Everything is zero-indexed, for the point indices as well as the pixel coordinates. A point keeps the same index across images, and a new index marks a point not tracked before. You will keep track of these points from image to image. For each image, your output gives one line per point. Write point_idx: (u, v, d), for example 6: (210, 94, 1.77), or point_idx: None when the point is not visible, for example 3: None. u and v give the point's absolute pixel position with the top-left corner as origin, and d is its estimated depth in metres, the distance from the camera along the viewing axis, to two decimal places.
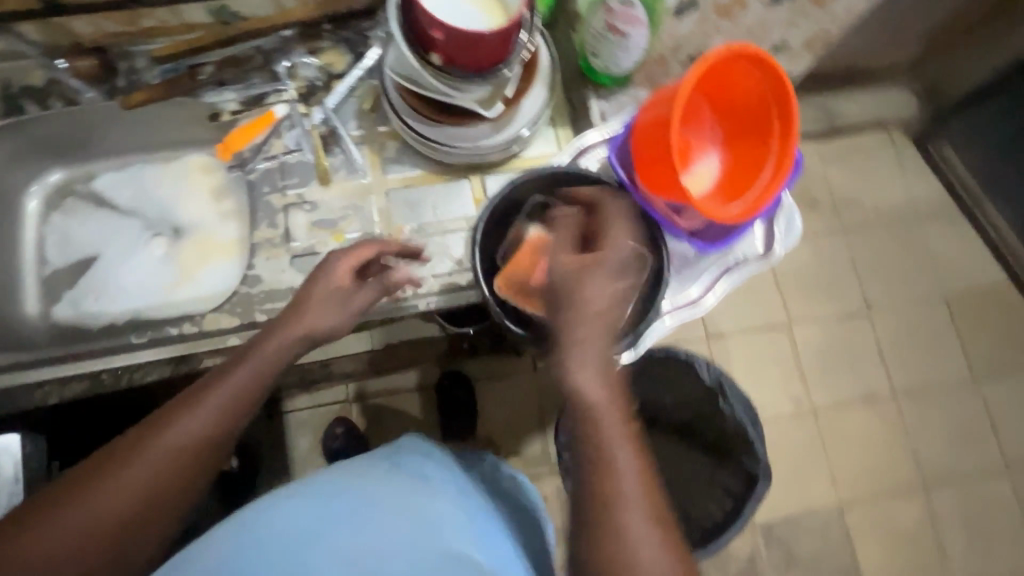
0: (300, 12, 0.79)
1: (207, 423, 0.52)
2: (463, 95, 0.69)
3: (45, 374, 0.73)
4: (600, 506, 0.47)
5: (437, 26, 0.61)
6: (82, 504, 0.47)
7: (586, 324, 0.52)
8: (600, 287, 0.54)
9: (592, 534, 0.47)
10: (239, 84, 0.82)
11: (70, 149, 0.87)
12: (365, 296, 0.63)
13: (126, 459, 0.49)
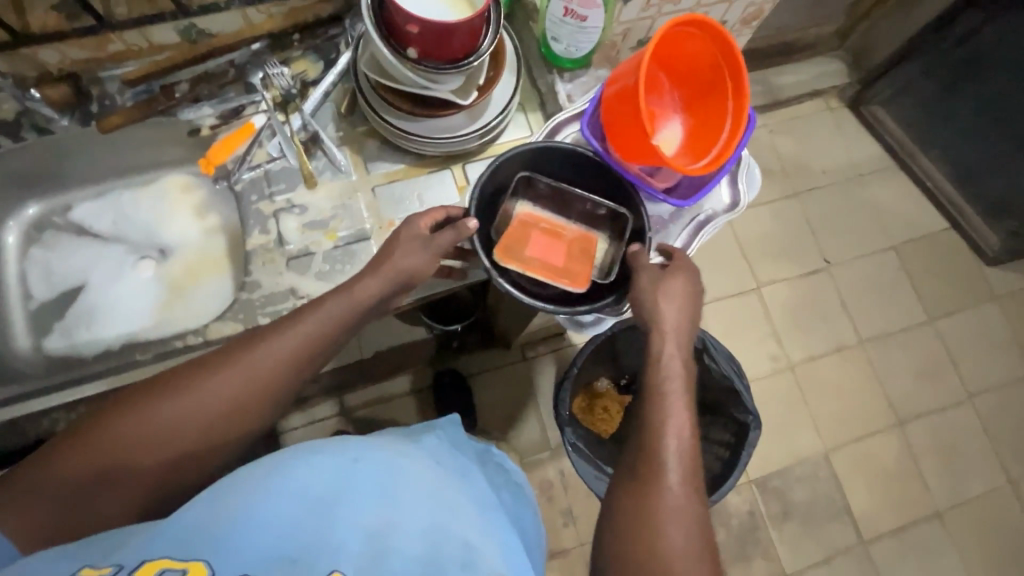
0: (267, 25, 0.83)
1: (267, 362, 0.59)
2: (439, 87, 0.73)
3: (49, 403, 0.73)
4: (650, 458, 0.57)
5: (412, 21, 0.64)
6: (154, 405, 0.55)
7: (670, 322, 0.65)
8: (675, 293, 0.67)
9: (638, 496, 0.56)
10: (215, 98, 0.83)
11: (45, 182, 0.86)
12: (423, 261, 0.67)
13: (195, 376, 0.57)
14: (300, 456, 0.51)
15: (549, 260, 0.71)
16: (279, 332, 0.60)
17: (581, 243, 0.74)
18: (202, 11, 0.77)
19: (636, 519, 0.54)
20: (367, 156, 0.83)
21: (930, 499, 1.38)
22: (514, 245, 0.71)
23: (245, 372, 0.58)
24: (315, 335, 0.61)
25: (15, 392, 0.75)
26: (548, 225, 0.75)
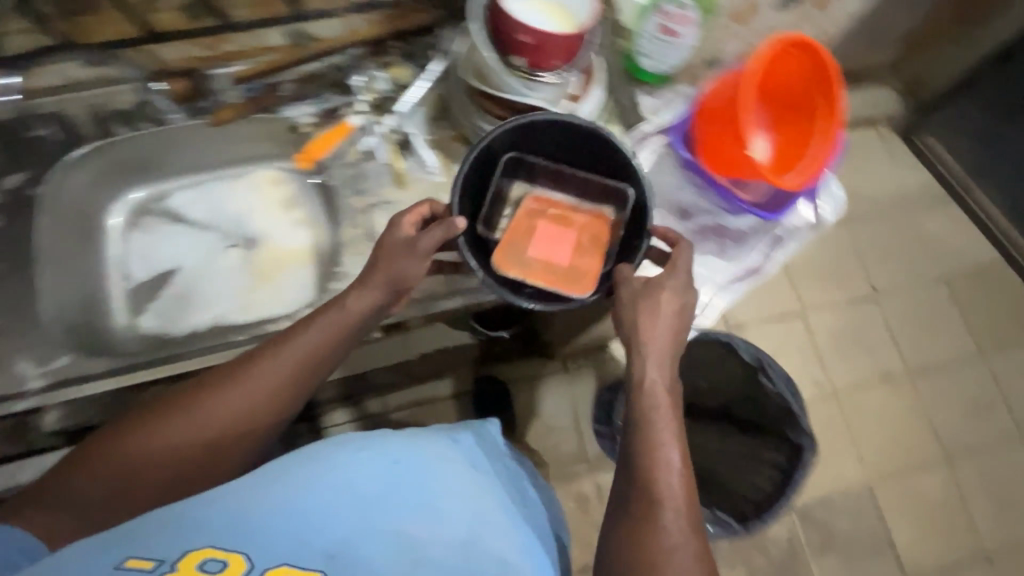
0: (372, 31, 0.85)
1: (271, 377, 0.57)
2: (535, 94, 0.75)
3: (150, 377, 0.75)
4: (646, 487, 0.55)
5: (526, 31, 0.68)
6: (153, 430, 0.53)
7: (657, 340, 0.61)
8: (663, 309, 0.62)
9: (637, 531, 0.53)
10: (316, 99, 0.89)
11: (145, 170, 0.89)
12: (414, 265, 0.63)
13: (193, 397, 0.55)
14: (326, 450, 0.51)
15: (554, 255, 0.73)
16: (278, 345, 0.58)
17: (591, 233, 0.76)
18: (313, 17, 0.82)
19: (635, 538, 0.53)
20: (455, 158, 0.87)
21: (976, 540, 1.34)
22: (518, 241, 0.74)
23: (248, 389, 0.56)
24: (314, 346, 0.59)
25: (114, 364, 0.77)
26: (555, 212, 0.78)
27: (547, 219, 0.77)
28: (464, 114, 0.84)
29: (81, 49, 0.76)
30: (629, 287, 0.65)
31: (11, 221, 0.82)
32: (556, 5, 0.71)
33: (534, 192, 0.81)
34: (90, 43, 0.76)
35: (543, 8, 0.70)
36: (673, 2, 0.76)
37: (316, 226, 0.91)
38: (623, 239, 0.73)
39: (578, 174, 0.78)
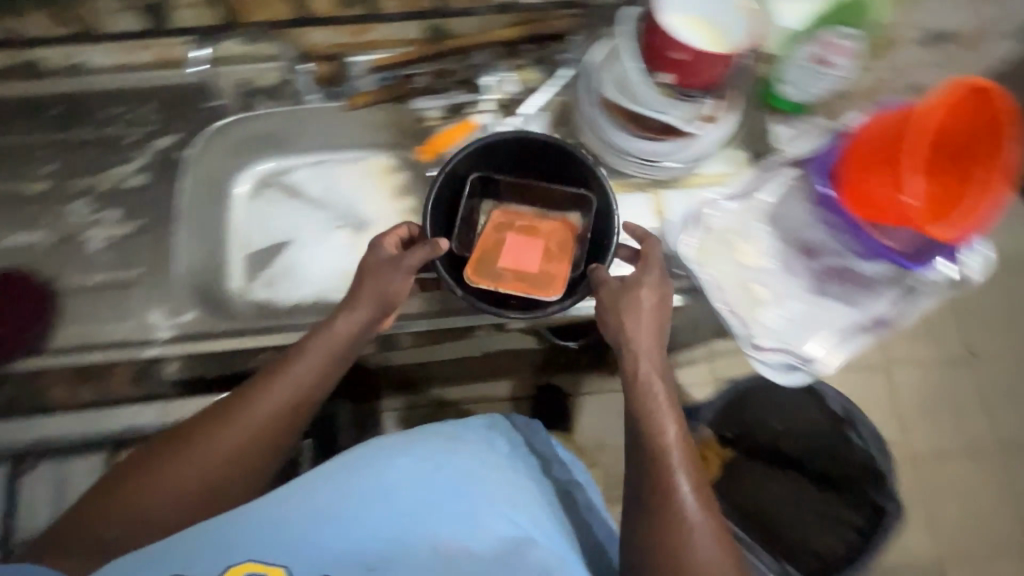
0: (507, 34, 0.86)
1: (267, 409, 0.60)
2: (671, 112, 0.75)
3: (263, 344, 0.76)
4: (659, 493, 0.60)
5: (684, 48, 0.68)
6: (158, 469, 0.57)
7: (645, 341, 0.64)
8: (643, 309, 0.64)
9: (650, 516, 0.60)
10: (444, 93, 0.89)
11: (269, 145, 0.92)
12: (398, 279, 0.65)
13: (195, 436, 0.59)
14: (352, 477, 0.58)
15: (524, 261, 0.74)
16: (277, 375, 0.62)
17: (560, 241, 0.76)
18: (458, 13, 0.82)
19: (661, 529, 0.59)
20: None
21: None
22: (489, 255, 0.75)
23: (246, 423, 0.60)
24: (310, 374, 0.62)
25: (224, 325, 0.78)
26: (526, 224, 0.78)
27: (521, 229, 0.77)
28: (589, 128, 0.83)
29: (248, 33, 0.81)
30: (609, 288, 0.66)
31: (152, 180, 0.86)
32: (709, 26, 0.69)
33: (504, 204, 0.80)
34: (247, 22, 0.79)
35: (695, 28, 0.69)
36: (835, 30, 0.72)
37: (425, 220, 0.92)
38: (592, 245, 0.73)
39: (549, 188, 0.76)
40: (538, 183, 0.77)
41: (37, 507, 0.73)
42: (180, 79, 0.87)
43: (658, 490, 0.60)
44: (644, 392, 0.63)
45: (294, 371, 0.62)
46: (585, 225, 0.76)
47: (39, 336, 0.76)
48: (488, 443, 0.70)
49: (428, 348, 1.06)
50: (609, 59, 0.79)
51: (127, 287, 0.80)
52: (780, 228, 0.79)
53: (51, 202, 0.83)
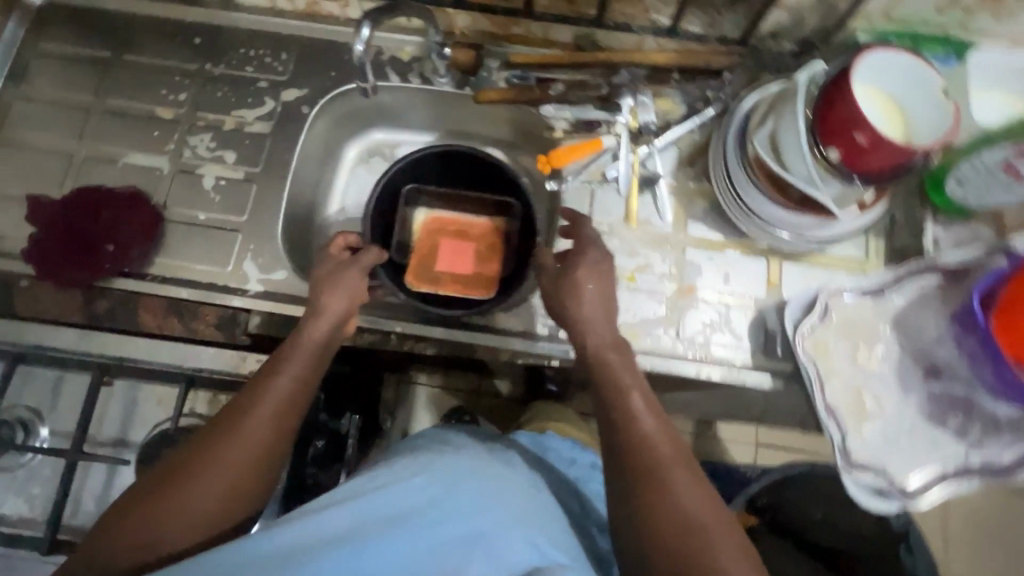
0: (659, 57, 0.81)
1: (255, 434, 0.57)
2: (824, 189, 0.67)
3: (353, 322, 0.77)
4: (643, 467, 0.55)
5: (864, 128, 0.60)
6: (137, 526, 0.51)
7: (589, 314, 0.65)
8: (586, 294, 0.66)
9: (636, 498, 0.54)
10: (576, 106, 0.83)
11: (390, 116, 0.91)
12: (356, 280, 0.70)
13: (179, 478, 0.53)
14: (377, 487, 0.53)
15: (458, 262, 0.88)
16: (257, 396, 0.59)
17: (484, 241, 0.90)
18: (615, 27, 0.80)
19: (654, 515, 0.52)
20: (692, 214, 0.81)
21: None
22: (426, 262, 0.88)
23: (235, 453, 0.56)
24: (292, 387, 0.61)
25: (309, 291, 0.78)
26: (456, 228, 0.91)
27: (450, 232, 0.91)
28: (724, 180, 0.77)
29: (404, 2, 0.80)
30: (547, 278, 0.69)
31: (270, 131, 0.84)
32: (886, 95, 0.65)
33: (430, 208, 0.91)
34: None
35: (872, 96, 0.64)
36: None
37: None
38: (514, 247, 0.88)
39: (475, 197, 0.88)
40: (465, 192, 0.89)
41: (109, 419, 0.76)
42: (324, 35, 0.86)
43: (623, 455, 0.56)
44: (598, 358, 0.63)
45: (283, 368, 0.62)
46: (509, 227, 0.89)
47: (142, 262, 0.77)
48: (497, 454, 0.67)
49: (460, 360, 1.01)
50: (775, 112, 0.70)
51: (229, 234, 0.79)
52: (906, 337, 0.71)
53: (177, 131, 0.84)
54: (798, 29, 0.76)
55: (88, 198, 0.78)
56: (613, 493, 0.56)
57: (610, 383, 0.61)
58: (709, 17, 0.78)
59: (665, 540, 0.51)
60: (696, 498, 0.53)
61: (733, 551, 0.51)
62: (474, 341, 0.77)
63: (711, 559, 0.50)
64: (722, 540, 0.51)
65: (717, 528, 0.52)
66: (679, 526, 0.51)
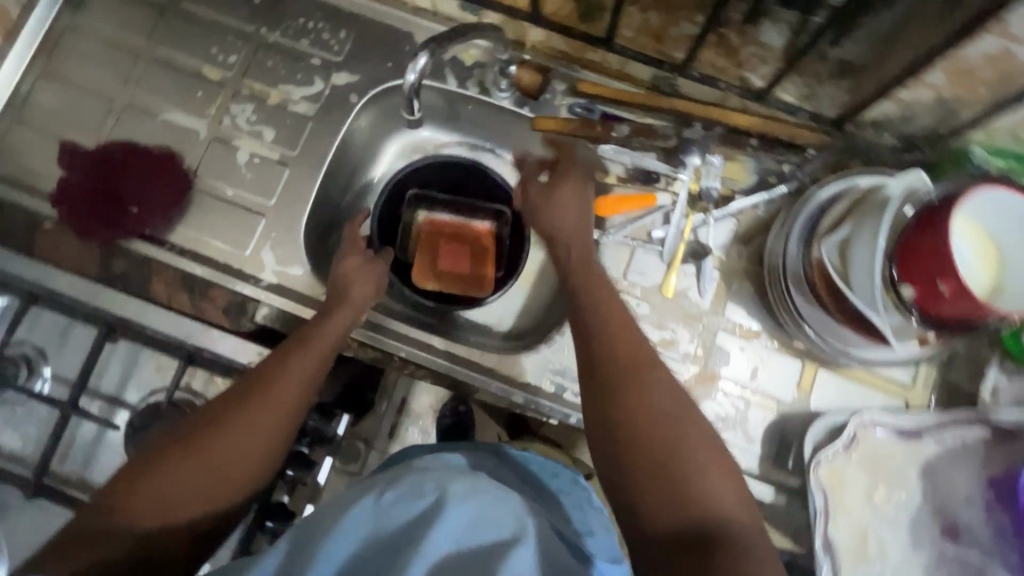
0: (740, 119, 0.73)
1: (270, 409, 0.61)
2: (885, 316, 0.60)
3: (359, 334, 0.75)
4: (606, 358, 0.57)
5: (949, 278, 0.53)
6: (153, 479, 0.55)
7: (567, 220, 0.70)
8: (567, 201, 0.72)
9: (599, 382, 0.56)
10: (638, 152, 0.77)
11: (441, 117, 0.86)
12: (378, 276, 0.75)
13: (199, 444, 0.57)
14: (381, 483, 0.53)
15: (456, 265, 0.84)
16: (276, 374, 0.63)
17: (479, 244, 0.85)
18: (697, 79, 0.73)
19: (618, 394, 0.54)
20: (734, 296, 0.75)
21: None
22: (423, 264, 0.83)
23: (248, 425, 0.59)
24: (308, 371, 0.64)
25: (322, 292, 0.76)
26: (451, 232, 0.85)
27: (446, 234, 0.85)
28: (780, 272, 0.70)
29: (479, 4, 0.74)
30: (535, 188, 0.74)
31: (314, 114, 0.80)
32: (978, 229, 0.57)
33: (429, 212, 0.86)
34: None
35: (962, 233, 0.57)
36: None
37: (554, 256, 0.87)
38: (511, 250, 0.86)
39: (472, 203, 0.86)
40: (462, 198, 0.86)
41: (108, 375, 0.77)
42: (389, 19, 0.81)
43: (600, 364, 0.57)
44: (581, 267, 0.66)
45: (300, 351, 0.65)
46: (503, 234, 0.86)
47: (162, 228, 0.76)
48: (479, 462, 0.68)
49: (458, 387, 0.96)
50: (854, 217, 0.63)
51: (253, 216, 0.77)
52: (933, 489, 0.66)
53: (220, 95, 0.80)
54: (904, 124, 0.67)
55: (121, 155, 0.77)
56: (592, 395, 0.56)
57: (587, 292, 0.64)
58: (807, 87, 0.70)
59: (642, 432, 0.52)
60: (670, 398, 0.54)
61: (705, 449, 0.52)
62: (475, 381, 0.74)
63: (685, 453, 0.51)
64: (697, 440, 0.52)
65: (692, 424, 0.53)
66: (657, 424, 0.52)
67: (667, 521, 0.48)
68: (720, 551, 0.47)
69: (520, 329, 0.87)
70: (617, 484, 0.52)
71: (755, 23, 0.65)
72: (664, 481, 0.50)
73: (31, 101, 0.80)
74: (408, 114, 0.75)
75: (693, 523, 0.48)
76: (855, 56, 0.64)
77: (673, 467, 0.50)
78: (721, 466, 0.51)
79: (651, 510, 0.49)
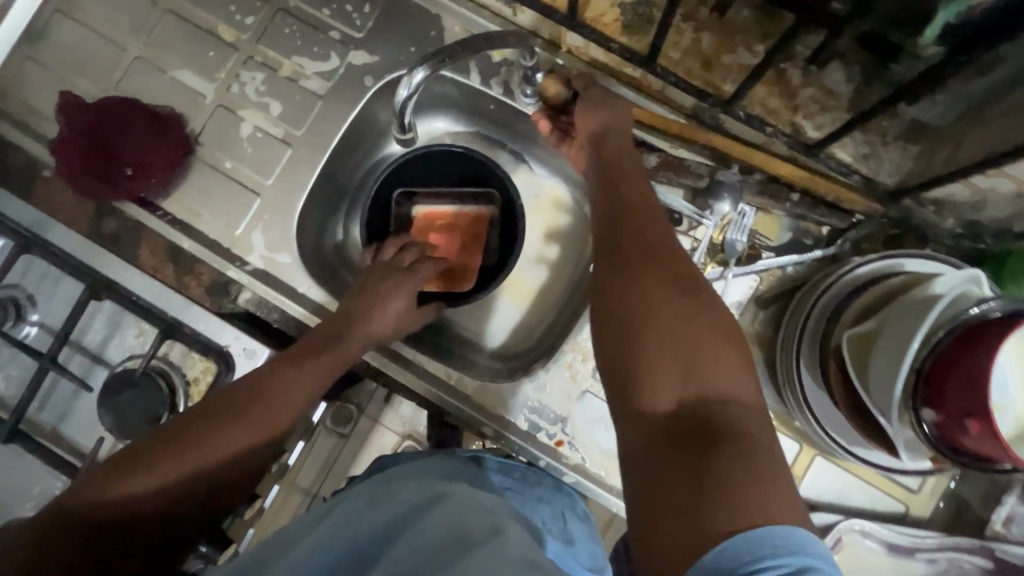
0: (785, 169, 0.65)
1: (286, 401, 0.61)
2: (897, 430, 0.53)
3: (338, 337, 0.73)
4: (624, 238, 0.49)
5: (979, 415, 0.46)
6: (151, 459, 0.54)
7: (605, 120, 0.61)
8: (601, 101, 0.62)
9: (614, 261, 0.48)
10: (662, 187, 0.69)
11: (462, 110, 0.80)
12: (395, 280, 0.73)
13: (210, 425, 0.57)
14: (368, 494, 0.55)
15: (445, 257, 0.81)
16: (284, 376, 0.62)
17: (471, 230, 0.80)
18: (744, 118, 0.64)
19: (632, 271, 0.47)
20: None
21: None
22: None
23: (256, 425, 0.59)
24: (322, 374, 0.64)
25: (309, 285, 0.73)
26: (443, 224, 0.81)
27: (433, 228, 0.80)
28: (792, 350, 0.64)
29: None
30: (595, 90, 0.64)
31: (326, 92, 0.75)
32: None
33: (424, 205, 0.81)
34: None
35: (1009, 350, 0.49)
36: None
37: (557, 277, 0.82)
38: (502, 234, 0.80)
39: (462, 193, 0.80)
40: (450, 188, 0.80)
41: (93, 331, 0.77)
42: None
43: (616, 238, 0.50)
44: (609, 151, 0.58)
45: (324, 355, 0.65)
46: (495, 219, 0.80)
47: (158, 193, 0.74)
48: (448, 460, 0.63)
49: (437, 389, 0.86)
50: (889, 307, 0.55)
51: (249, 194, 0.74)
52: None
53: (232, 58, 0.76)
54: (973, 209, 0.59)
55: (117, 108, 0.73)
56: (603, 270, 0.49)
57: (614, 180, 0.54)
58: (869, 145, 0.62)
59: (652, 310, 0.45)
60: (693, 279, 0.46)
61: (723, 339, 0.44)
62: (447, 405, 0.71)
63: (699, 337, 0.43)
64: (714, 326, 0.44)
65: (712, 309, 0.45)
66: (671, 310, 0.44)
67: (668, 405, 0.42)
68: (728, 438, 0.39)
69: (508, 349, 0.82)
70: (616, 364, 0.45)
71: (820, 63, 0.60)
72: (671, 362, 0.43)
73: (43, 37, 0.78)
74: (399, 133, 0.66)
75: (699, 407, 0.41)
76: (931, 118, 0.57)
77: (683, 354, 0.43)
78: (740, 358, 0.43)
79: (650, 393, 0.43)
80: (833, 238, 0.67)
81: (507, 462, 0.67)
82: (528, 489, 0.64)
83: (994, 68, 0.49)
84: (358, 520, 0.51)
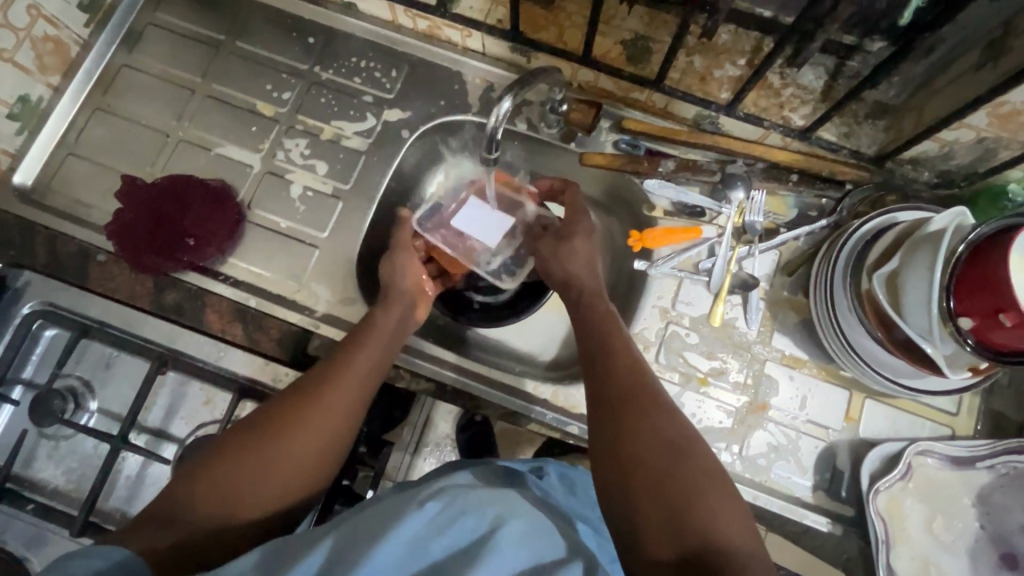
0: (781, 155, 0.77)
1: (320, 437, 0.59)
2: (939, 346, 0.61)
3: (412, 364, 0.79)
4: (614, 382, 0.58)
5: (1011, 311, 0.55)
6: (215, 482, 0.54)
7: (580, 249, 0.72)
8: (576, 254, 0.72)
9: (612, 406, 0.56)
10: (681, 187, 0.80)
11: None
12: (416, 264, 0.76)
13: (251, 457, 0.56)
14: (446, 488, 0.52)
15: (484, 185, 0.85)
16: (315, 402, 0.60)
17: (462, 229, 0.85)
18: (744, 118, 0.75)
19: (627, 415, 0.55)
20: (781, 324, 0.77)
21: None
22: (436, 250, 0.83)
23: (290, 463, 0.57)
24: (352, 402, 0.62)
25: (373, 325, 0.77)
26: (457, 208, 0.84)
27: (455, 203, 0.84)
28: (825, 304, 0.73)
29: (534, 49, 0.77)
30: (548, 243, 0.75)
31: (366, 148, 0.82)
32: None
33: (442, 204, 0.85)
34: (540, 44, 0.76)
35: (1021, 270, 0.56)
36: None
37: None
38: None
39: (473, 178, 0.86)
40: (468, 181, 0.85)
41: (155, 408, 0.76)
42: (441, 59, 0.84)
43: (610, 386, 0.58)
44: (569, 297, 0.71)
45: (344, 373, 0.63)
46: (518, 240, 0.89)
47: (217, 260, 0.78)
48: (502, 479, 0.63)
49: (491, 371, 0.80)
50: (904, 248, 0.65)
51: (308, 248, 0.79)
52: (984, 514, 0.69)
53: (274, 130, 0.83)
54: (943, 160, 0.71)
55: (175, 184, 0.78)
56: (593, 422, 0.57)
57: (598, 319, 0.66)
58: (847, 126, 0.74)
59: (643, 453, 0.52)
60: (676, 425, 0.54)
61: (710, 478, 0.51)
62: (528, 411, 0.78)
63: (688, 479, 0.50)
64: (701, 467, 0.51)
65: (699, 452, 0.53)
66: (661, 443, 0.53)
67: (666, 547, 0.47)
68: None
69: (562, 359, 0.87)
70: (613, 507, 0.51)
71: (796, 67, 0.71)
72: (663, 503, 0.49)
73: (83, 136, 0.82)
74: (485, 154, 0.69)
75: (693, 545, 0.47)
76: (890, 98, 0.72)
77: (672, 496, 0.49)
78: (726, 492, 0.50)
79: (646, 525, 0.49)
80: (832, 208, 0.77)
81: (554, 474, 0.70)
82: (572, 499, 0.67)
83: (937, 46, 0.64)
84: (445, 515, 0.48)
